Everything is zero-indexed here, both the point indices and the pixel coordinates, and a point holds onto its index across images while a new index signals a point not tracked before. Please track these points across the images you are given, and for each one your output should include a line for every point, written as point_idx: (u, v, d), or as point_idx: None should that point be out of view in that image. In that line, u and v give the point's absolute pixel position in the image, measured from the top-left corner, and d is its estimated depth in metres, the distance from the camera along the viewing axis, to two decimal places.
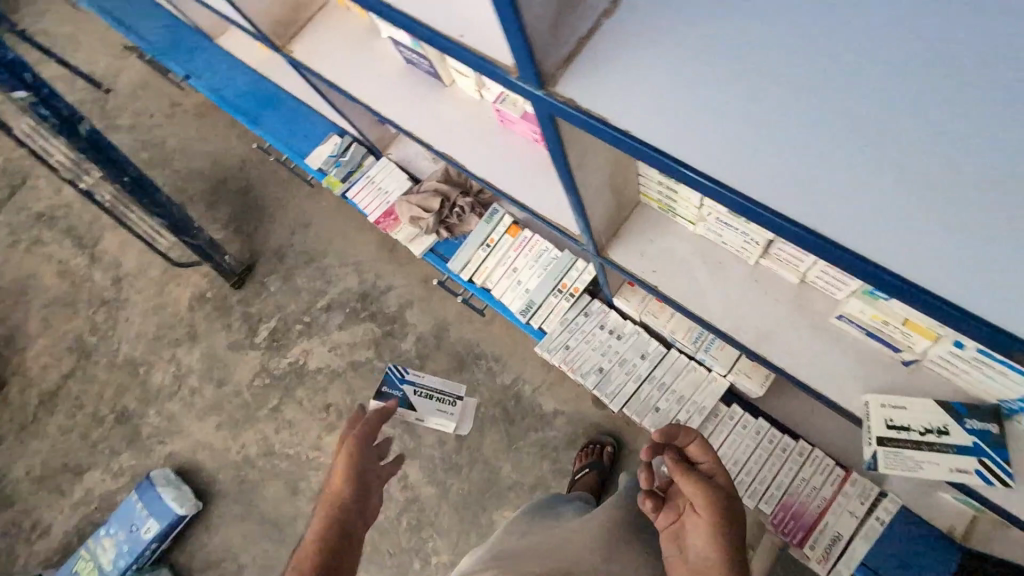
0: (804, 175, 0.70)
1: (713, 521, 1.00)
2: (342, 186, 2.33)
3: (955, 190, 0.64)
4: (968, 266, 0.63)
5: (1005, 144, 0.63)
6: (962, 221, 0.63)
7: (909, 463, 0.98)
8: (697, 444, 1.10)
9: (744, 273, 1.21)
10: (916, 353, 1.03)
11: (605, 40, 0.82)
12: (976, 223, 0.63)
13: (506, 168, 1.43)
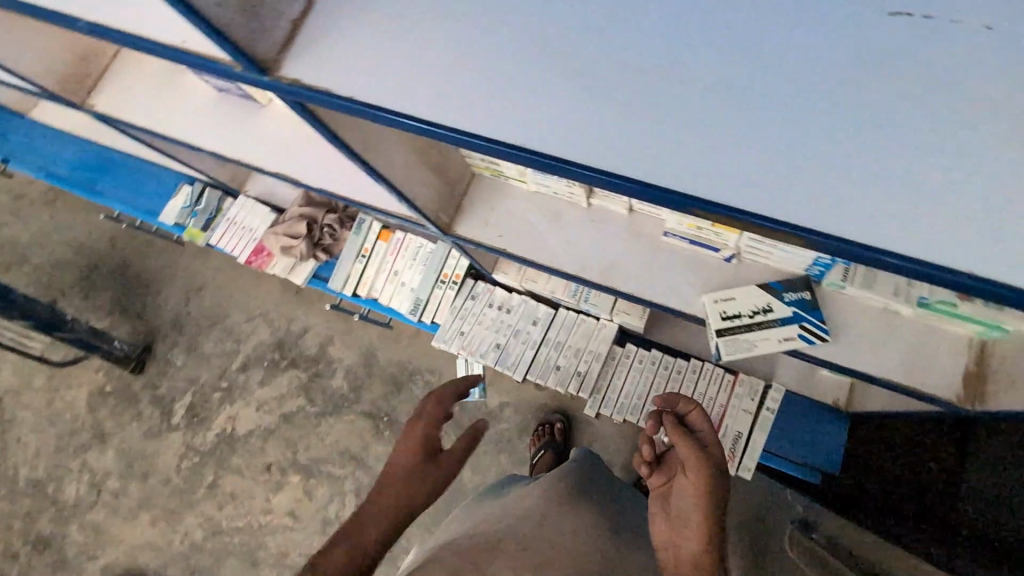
0: (582, 117, 0.65)
1: (700, 491, 0.92)
2: (205, 236, 2.25)
3: (889, 137, 0.58)
4: (766, 176, 0.60)
5: (759, 50, 0.61)
6: (902, 171, 0.57)
7: (740, 343, 1.11)
8: (698, 410, 1.01)
9: (583, 217, 1.28)
10: (731, 248, 1.14)
11: (340, 9, 0.73)
12: (758, 130, 0.60)
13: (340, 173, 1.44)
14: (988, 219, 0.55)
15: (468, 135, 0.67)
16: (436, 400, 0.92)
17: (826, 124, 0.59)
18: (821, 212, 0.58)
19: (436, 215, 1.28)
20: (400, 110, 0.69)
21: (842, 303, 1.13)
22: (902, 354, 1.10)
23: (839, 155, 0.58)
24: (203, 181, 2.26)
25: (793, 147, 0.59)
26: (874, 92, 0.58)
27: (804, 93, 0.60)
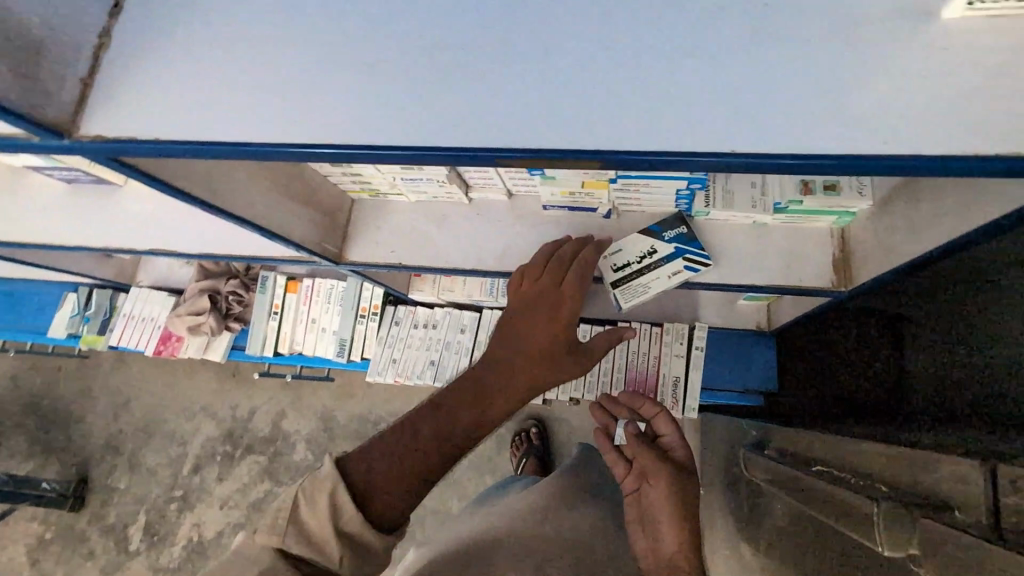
0: (395, 102, 0.68)
1: (672, 497, 0.91)
2: (105, 338, 2.12)
3: (734, 63, 0.63)
4: (570, 112, 0.65)
5: (547, 9, 0.68)
6: (758, 86, 0.62)
7: (636, 289, 1.21)
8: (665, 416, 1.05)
9: (469, 213, 1.31)
10: (606, 204, 1.19)
11: (150, 60, 0.72)
12: (553, 75, 0.66)
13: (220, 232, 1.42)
14: (763, 100, 0.62)
15: (296, 145, 0.69)
16: (576, 292, 1.03)
17: (607, 56, 0.65)
18: (624, 130, 0.64)
19: (323, 246, 1.27)
20: (219, 138, 0.70)
21: (717, 228, 1.22)
22: (779, 259, 1.19)
23: (625, 79, 0.65)
24: (86, 283, 2.14)
25: (585, 81, 0.65)
26: (639, 20, 0.66)
27: (583, 35, 0.66)
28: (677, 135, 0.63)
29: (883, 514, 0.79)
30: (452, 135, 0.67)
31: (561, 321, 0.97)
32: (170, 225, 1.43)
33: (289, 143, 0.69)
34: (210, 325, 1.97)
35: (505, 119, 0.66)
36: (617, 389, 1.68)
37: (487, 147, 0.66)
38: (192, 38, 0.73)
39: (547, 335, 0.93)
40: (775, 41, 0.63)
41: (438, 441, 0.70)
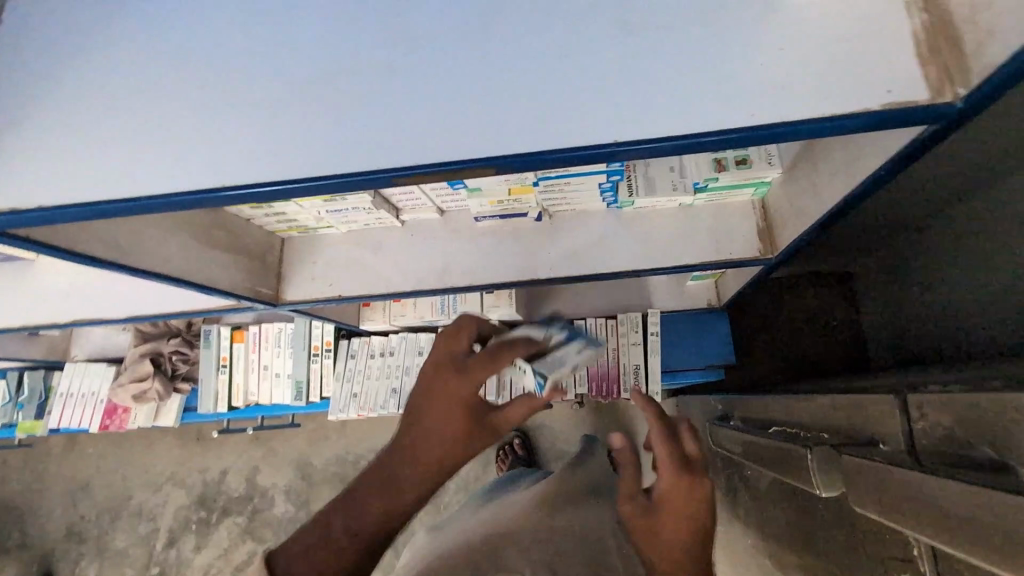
0: (293, 140, 0.71)
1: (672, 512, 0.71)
2: (43, 423, 2.00)
3: (611, 61, 0.67)
4: (459, 125, 0.68)
5: (435, 32, 0.71)
6: (635, 78, 0.66)
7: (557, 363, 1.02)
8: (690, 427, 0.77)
9: (402, 236, 1.30)
10: (536, 208, 1.21)
11: (57, 134, 0.74)
12: (440, 95, 0.69)
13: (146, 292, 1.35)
14: (642, 92, 0.65)
15: (213, 191, 0.71)
16: (500, 351, 0.74)
17: (487, 68, 0.68)
18: (513, 135, 0.67)
19: (256, 290, 1.24)
20: (125, 196, 0.71)
21: (646, 216, 1.25)
22: (708, 236, 1.23)
23: (508, 88, 0.68)
24: (15, 368, 2.02)
25: (471, 96, 0.68)
26: (512, 30, 0.69)
27: (463, 52, 0.69)
28: (563, 134, 0.66)
29: (817, 457, 0.81)
30: (351, 163, 0.69)
31: (463, 400, 0.68)
32: (93, 292, 1.38)
33: (193, 192, 0.70)
34: (155, 389, 1.88)
35: (409, 137, 0.69)
36: (582, 386, 1.69)
37: (384, 170, 0.68)
38: (89, 107, 0.74)
39: (449, 423, 0.66)
40: (639, 35, 0.67)
41: (352, 528, 0.56)
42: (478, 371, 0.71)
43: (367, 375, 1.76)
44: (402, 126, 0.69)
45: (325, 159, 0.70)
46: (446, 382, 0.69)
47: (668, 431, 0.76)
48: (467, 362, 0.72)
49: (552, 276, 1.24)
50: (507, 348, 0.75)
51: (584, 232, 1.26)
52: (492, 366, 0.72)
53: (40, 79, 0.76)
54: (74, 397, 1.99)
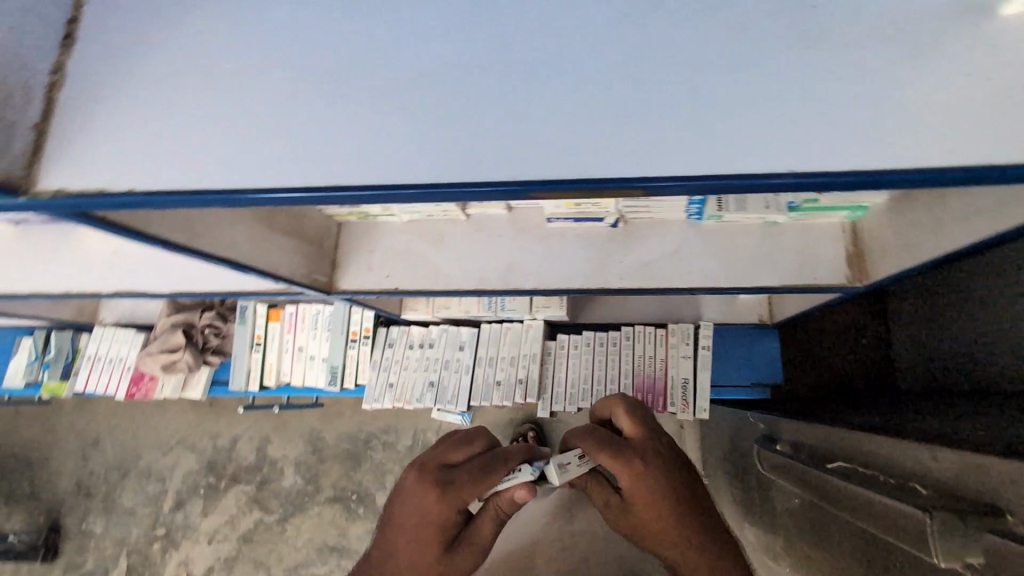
0: (401, 142, 0.65)
1: (639, 493, 0.87)
2: (68, 384, 1.97)
3: (774, 82, 0.61)
4: (589, 139, 0.62)
5: (577, 33, 0.64)
6: (801, 105, 0.60)
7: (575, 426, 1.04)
8: (623, 409, 0.99)
9: (465, 229, 1.24)
10: (614, 214, 1.14)
11: (149, 112, 0.67)
12: (570, 104, 0.63)
13: (192, 269, 1.32)
14: (808, 120, 0.59)
15: (323, 190, 0.64)
16: (470, 481, 0.87)
17: (625, 80, 0.63)
18: (648, 154, 0.61)
19: (312, 277, 1.18)
20: (213, 190, 0.65)
21: (730, 230, 1.17)
22: (794, 257, 1.15)
23: (646, 102, 0.62)
24: (43, 326, 1.99)
25: (604, 107, 0.62)
26: (653, 39, 0.63)
27: (597, 59, 0.63)
28: (707, 156, 0.60)
29: (937, 523, 0.66)
30: (465, 171, 0.63)
31: (440, 524, 0.87)
32: (139, 263, 1.34)
33: (288, 191, 0.64)
34: (185, 361, 1.84)
35: (545, 148, 0.62)
36: (626, 396, 1.58)
37: (503, 182, 0.62)
38: (175, 87, 0.68)
39: (429, 551, 0.87)
40: (801, 57, 0.61)
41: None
42: (450, 504, 0.87)
43: (405, 368, 1.70)
44: (537, 135, 0.63)
45: (437, 164, 0.64)
46: (424, 517, 0.87)
47: (603, 435, 0.91)
48: (446, 496, 0.87)
49: (622, 284, 1.17)
50: (475, 478, 0.88)
51: (659, 241, 1.19)
52: (460, 497, 0.87)
53: (120, 47, 0.69)
54: (103, 363, 1.95)
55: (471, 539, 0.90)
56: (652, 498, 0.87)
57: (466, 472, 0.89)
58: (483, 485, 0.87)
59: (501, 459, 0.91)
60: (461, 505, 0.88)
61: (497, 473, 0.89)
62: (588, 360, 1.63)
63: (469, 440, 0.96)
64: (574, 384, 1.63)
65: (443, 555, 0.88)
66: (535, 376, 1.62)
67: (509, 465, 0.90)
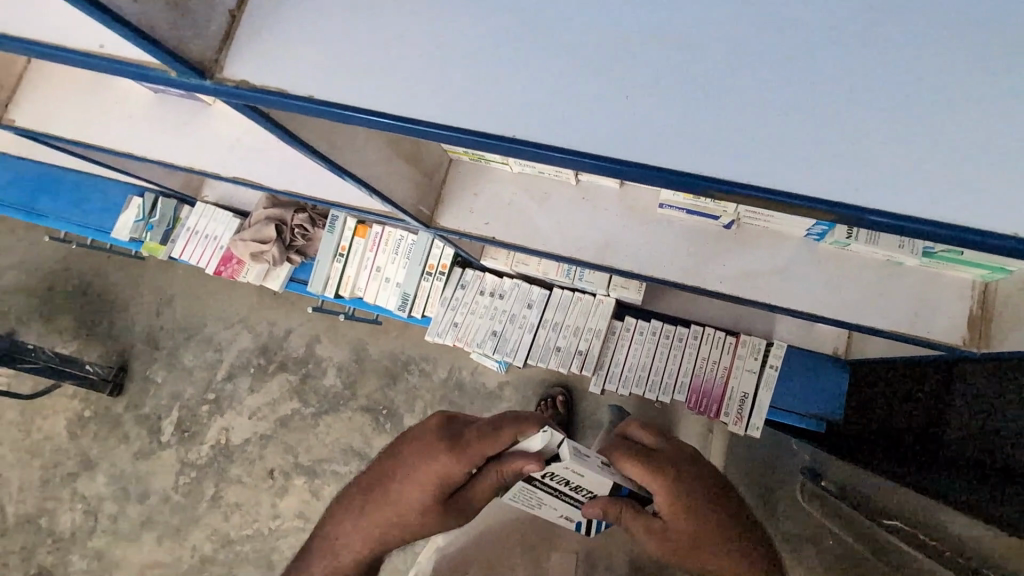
0: (570, 100, 0.62)
1: (674, 501, 0.93)
2: (166, 248, 2.11)
3: (985, 127, 0.56)
4: (765, 143, 0.59)
5: (786, 23, 0.59)
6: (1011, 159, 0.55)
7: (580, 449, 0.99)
8: (636, 422, 1.05)
9: (571, 194, 1.22)
10: (731, 215, 1.09)
11: (335, 17, 0.67)
12: (758, 101, 0.59)
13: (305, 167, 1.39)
14: (1012, 178, 0.55)
15: (487, 132, 0.64)
16: (475, 440, 0.96)
17: (825, 89, 0.58)
18: (820, 175, 0.58)
19: (416, 207, 1.21)
20: (375, 108, 0.66)
21: (849, 258, 1.09)
22: (911, 304, 1.06)
23: (838, 120, 0.58)
24: (152, 189, 2.10)
25: (791, 115, 0.59)
26: (870, 52, 0.58)
27: (802, 59, 0.59)
28: (880, 194, 0.57)
29: None
30: (626, 147, 0.61)
31: (444, 476, 0.96)
32: (257, 155, 1.40)
33: (445, 127, 0.65)
34: (272, 254, 1.94)
35: (721, 139, 0.60)
36: (679, 394, 1.55)
37: (663, 168, 0.60)
38: None
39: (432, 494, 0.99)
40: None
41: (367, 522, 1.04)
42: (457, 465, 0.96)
43: (471, 312, 1.74)
44: (716, 123, 0.60)
45: (599, 134, 0.62)
46: (432, 467, 0.97)
47: (632, 448, 0.96)
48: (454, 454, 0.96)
49: (718, 288, 1.14)
50: (481, 439, 0.96)
51: (767, 253, 1.13)
52: (466, 459, 0.96)
53: None
54: (200, 237, 2.09)
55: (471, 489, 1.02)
56: (685, 507, 0.93)
57: (474, 435, 0.97)
58: (485, 448, 0.95)
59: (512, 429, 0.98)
60: (467, 464, 0.96)
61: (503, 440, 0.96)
62: (653, 347, 1.60)
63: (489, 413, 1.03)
64: (632, 368, 1.61)
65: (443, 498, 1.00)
66: (596, 351, 1.61)
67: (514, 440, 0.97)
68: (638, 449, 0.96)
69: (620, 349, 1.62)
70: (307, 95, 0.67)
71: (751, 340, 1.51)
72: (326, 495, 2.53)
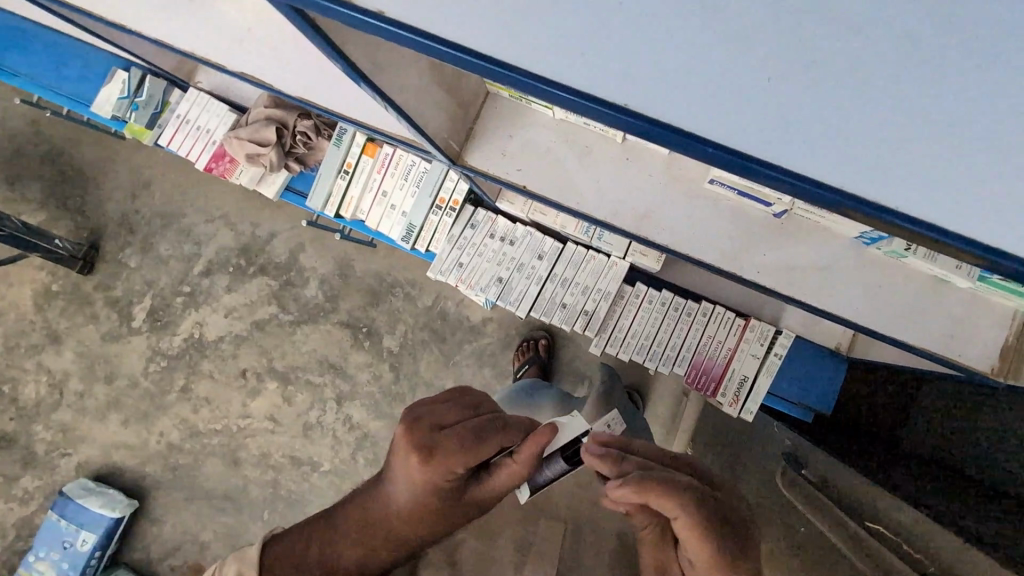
0: (663, 68, 0.54)
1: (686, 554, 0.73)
2: (152, 134, 1.93)
3: None
4: (878, 152, 0.52)
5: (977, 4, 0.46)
6: None
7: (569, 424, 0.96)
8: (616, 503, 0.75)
9: (615, 155, 1.14)
10: (785, 205, 1.03)
11: None
12: (911, 100, 0.49)
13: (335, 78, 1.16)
14: None
15: (562, 86, 0.58)
16: (457, 451, 0.75)
17: (994, 104, 0.48)
18: (939, 193, 0.52)
19: (447, 142, 1.13)
20: (461, 42, 0.60)
21: (892, 266, 1.05)
22: (942, 321, 1.04)
23: (992, 143, 0.49)
24: (138, 64, 1.90)
25: (943, 128, 0.49)
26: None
27: (989, 63, 0.47)
28: (985, 226, 0.52)
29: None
30: (724, 128, 0.55)
31: (429, 486, 0.77)
32: (277, 56, 1.22)
33: (513, 68, 0.59)
34: (269, 159, 1.79)
35: (838, 140, 0.52)
36: (678, 367, 1.54)
37: (751, 157, 0.55)
38: None
39: (418, 502, 0.78)
40: None
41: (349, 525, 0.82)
42: (436, 468, 0.75)
43: (475, 255, 1.66)
44: (838, 120, 0.51)
45: (692, 109, 0.55)
46: (409, 479, 0.77)
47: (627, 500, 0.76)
48: (431, 463, 0.75)
49: (755, 279, 1.11)
50: (463, 447, 0.75)
51: (811, 249, 1.09)
52: (448, 465, 0.75)
53: None
54: (189, 128, 1.91)
55: (476, 496, 0.81)
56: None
57: (456, 441, 0.75)
58: (473, 456, 0.75)
59: (500, 424, 0.79)
60: (448, 469, 0.75)
61: (491, 442, 0.77)
62: (661, 319, 1.56)
63: (471, 409, 0.82)
64: (633, 336, 1.58)
65: (440, 507, 0.79)
66: (602, 314, 1.57)
67: (508, 436, 0.79)
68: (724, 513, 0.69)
69: (624, 315, 1.59)
70: (371, 10, 0.61)
71: (761, 326, 1.48)
72: (298, 403, 2.51)
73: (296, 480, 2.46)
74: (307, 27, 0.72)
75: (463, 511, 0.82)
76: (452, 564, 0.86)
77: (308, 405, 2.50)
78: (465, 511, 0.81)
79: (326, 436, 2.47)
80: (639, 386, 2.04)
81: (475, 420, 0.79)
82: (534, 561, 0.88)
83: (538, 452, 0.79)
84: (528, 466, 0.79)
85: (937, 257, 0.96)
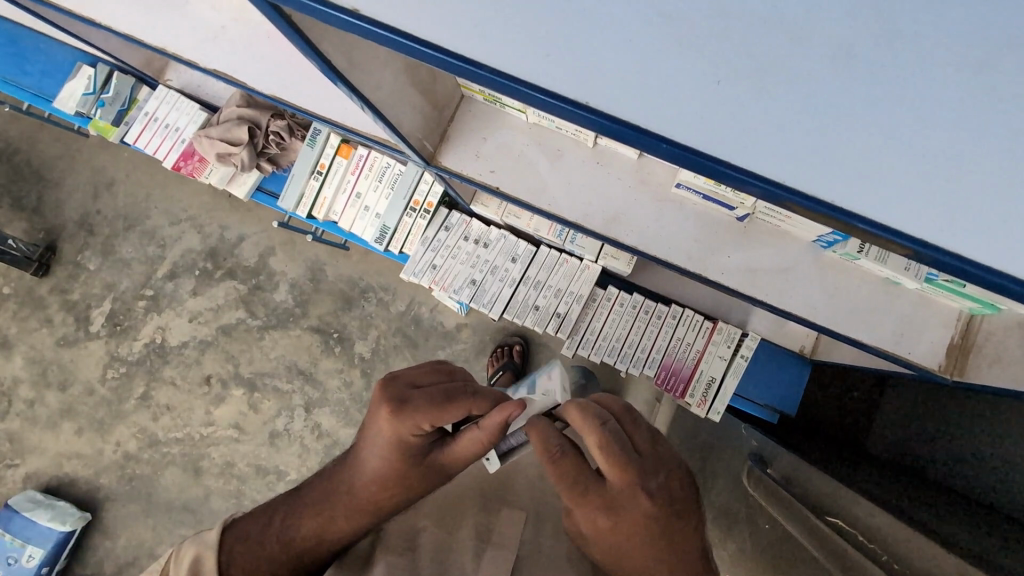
0: (622, 69, 0.56)
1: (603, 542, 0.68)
2: (119, 131, 1.88)
3: None
4: (826, 154, 0.54)
5: (900, 26, 0.49)
6: None
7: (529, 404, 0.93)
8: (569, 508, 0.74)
9: (587, 158, 1.17)
10: (748, 208, 1.07)
11: None
12: (850, 108, 0.52)
13: (317, 81, 1.19)
14: None
15: (533, 85, 0.58)
16: (426, 405, 0.73)
17: (929, 109, 0.50)
18: (880, 194, 0.54)
19: (421, 141, 1.15)
20: (437, 42, 0.60)
21: (849, 270, 1.10)
22: (896, 322, 1.09)
23: (926, 142, 0.51)
24: (107, 61, 1.86)
25: (888, 131, 0.52)
26: (997, 79, 0.49)
27: (923, 67, 0.49)
28: (926, 225, 0.54)
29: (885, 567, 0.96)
30: (682, 127, 0.56)
31: (393, 443, 0.74)
32: (252, 54, 1.23)
33: (482, 65, 0.59)
34: (241, 159, 1.77)
35: (786, 144, 0.54)
36: (649, 368, 1.57)
37: (713, 155, 0.56)
38: None
39: (382, 464, 0.75)
40: None
41: (314, 501, 0.79)
42: (403, 422, 0.73)
43: (448, 255, 1.66)
44: (784, 126, 0.53)
45: (654, 107, 0.56)
46: (378, 430, 0.75)
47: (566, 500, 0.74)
48: (399, 413, 0.73)
49: (720, 279, 1.15)
50: (432, 402, 0.73)
51: (775, 253, 1.14)
52: (415, 420, 0.73)
53: None
54: (157, 127, 1.86)
55: (440, 466, 0.77)
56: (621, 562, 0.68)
57: (427, 395, 0.74)
58: (440, 411, 0.73)
59: (471, 391, 0.77)
60: (414, 425, 0.73)
61: (460, 402, 0.75)
62: (631, 319, 1.59)
63: (446, 373, 0.81)
64: (602, 337, 1.60)
65: (402, 468, 0.75)
66: (574, 316, 1.59)
67: (478, 403, 0.76)
68: (586, 475, 0.66)
69: (594, 317, 1.61)
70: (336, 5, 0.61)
71: (728, 328, 1.52)
72: (264, 411, 2.45)
73: (261, 490, 2.39)
74: (284, 25, 0.73)
75: (425, 481, 0.77)
76: (411, 550, 0.81)
77: (274, 412, 2.44)
78: (426, 480, 0.77)
79: (293, 444, 2.41)
80: (611, 390, 2.06)
81: (449, 382, 0.78)
82: (494, 547, 0.82)
83: (503, 426, 0.74)
84: (491, 436, 0.74)
85: (890, 259, 1.01)
